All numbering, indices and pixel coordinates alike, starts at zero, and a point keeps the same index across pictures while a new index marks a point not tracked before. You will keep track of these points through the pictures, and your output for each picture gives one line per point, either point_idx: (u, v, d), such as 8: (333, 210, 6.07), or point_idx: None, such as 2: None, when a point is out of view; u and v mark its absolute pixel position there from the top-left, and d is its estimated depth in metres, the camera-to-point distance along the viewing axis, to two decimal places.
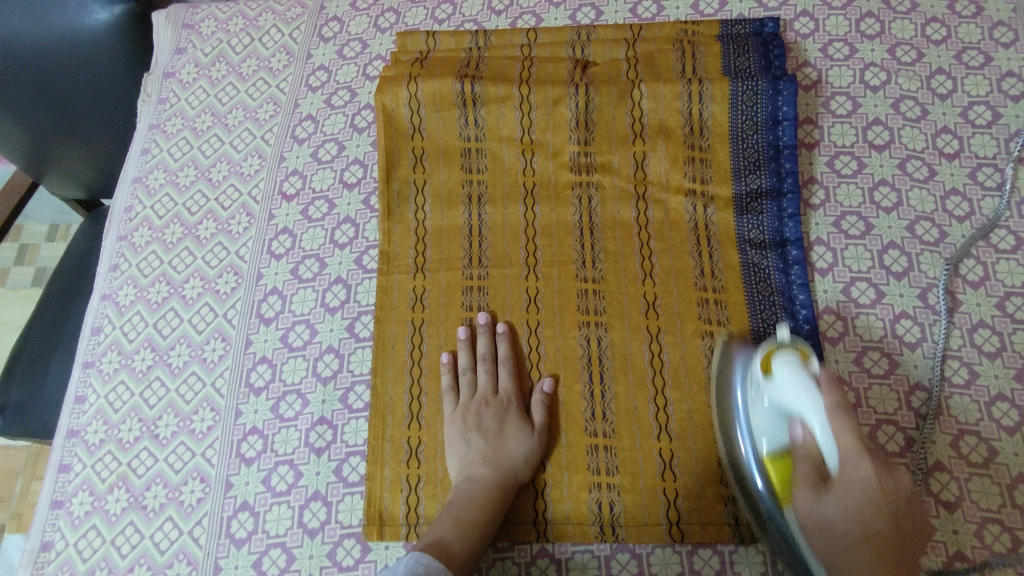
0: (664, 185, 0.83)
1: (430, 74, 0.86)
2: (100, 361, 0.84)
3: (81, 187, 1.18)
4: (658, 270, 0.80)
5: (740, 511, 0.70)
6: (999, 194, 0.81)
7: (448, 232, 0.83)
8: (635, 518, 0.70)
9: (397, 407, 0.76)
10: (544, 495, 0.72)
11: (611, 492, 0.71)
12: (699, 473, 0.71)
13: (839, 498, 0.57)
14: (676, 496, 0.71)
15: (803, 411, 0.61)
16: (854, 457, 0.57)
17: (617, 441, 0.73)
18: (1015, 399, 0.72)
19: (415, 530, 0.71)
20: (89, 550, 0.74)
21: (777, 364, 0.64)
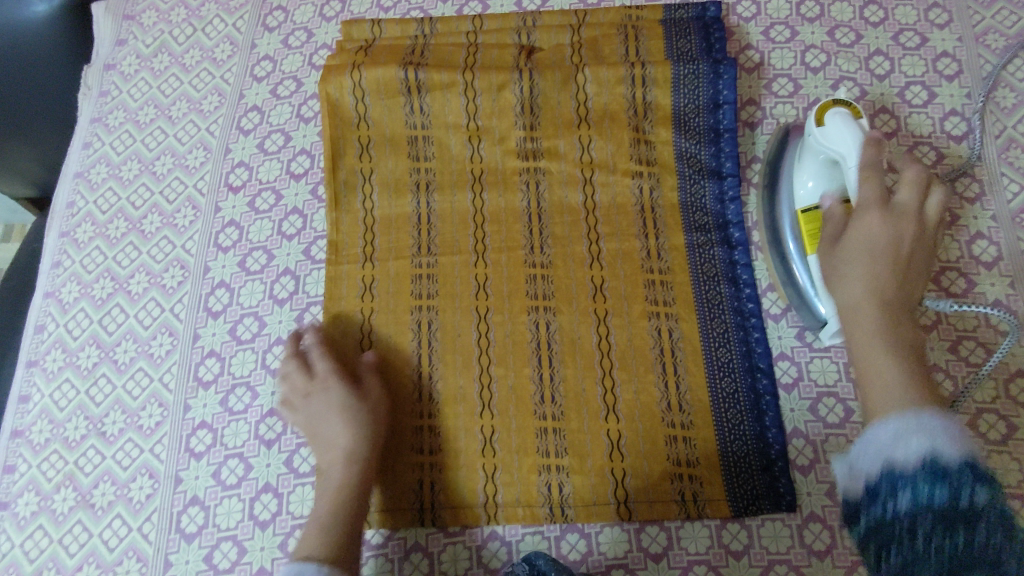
0: (610, 167, 0.83)
1: (373, 60, 0.85)
2: (44, 360, 0.82)
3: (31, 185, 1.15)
4: (605, 253, 0.80)
5: (686, 488, 0.71)
6: (934, 171, 0.83)
7: (396, 221, 0.83)
8: (584, 498, 0.71)
9: None
10: (494, 479, 0.72)
11: (560, 473, 0.72)
12: (646, 452, 0.72)
13: (847, 251, 0.63)
14: (624, 475, 0.72)
15: (844, 153, 0.69)
16: (864, 219, 0.63)
17: (565, 423, 0.74)
18: (948, 369, 0.74)
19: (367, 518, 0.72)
20: (36, 551, 0.74)
21: (826, 118, 0.71)
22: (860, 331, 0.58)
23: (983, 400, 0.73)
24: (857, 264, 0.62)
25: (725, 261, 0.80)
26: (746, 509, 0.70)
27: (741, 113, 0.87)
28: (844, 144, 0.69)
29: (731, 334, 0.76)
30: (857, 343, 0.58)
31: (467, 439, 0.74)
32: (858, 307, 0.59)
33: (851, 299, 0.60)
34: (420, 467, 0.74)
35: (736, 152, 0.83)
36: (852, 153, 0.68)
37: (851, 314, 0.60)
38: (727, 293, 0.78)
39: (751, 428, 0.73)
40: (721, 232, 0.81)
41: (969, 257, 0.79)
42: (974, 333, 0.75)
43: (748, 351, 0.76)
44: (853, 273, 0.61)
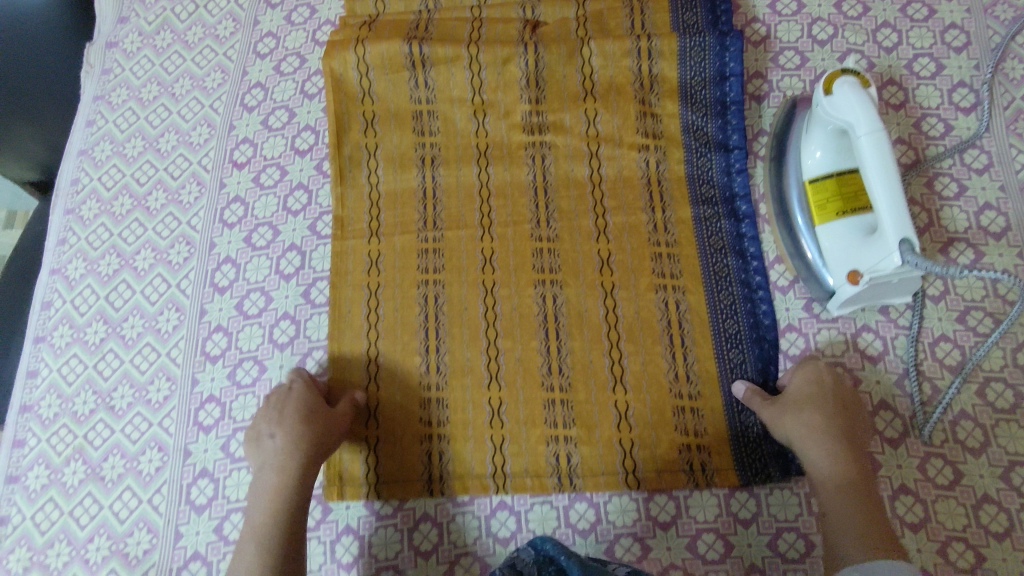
0: (616, 141, 0.83)
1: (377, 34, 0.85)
2: (52, 336, 0.82)
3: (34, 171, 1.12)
4: (612, 227, 0.80)
5: (694, 458, 0.71)
6: (942, 142, 0.82)
7: (402, 195, 0.83)
8: (592, 468, 0.72)
9: (355, 371, 0.76)
10: (502, 450, 0.73)
11: (568, 444, 0.72)
12: (654, 423, 0.72)
13: (790, 402, 0.69)
14: (632, 445, 0.72)
15: (853, 123, 0.68)
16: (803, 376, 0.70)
17: (573, 394, 0.74)
18: (957, 339, 0.74)
19: (376, 488, 0.73)
20: (47, 523, 0.74)
21: (835, 86, 0.70)
22: (843, 514, 0.62)
23: (990, 369, 0.73)
24: (804, 411, 0.67)
25: (732, 233, 0.80)
26: (754, 477, 0.70)
27: (747, 86, 0.87)
28: (853, 114, 0.68)
29: (738, 305, 0.77)
30: (834, 507, 0.63)
31: (475, 412, 0.74)
32: (831, 486, 0.64)
33: (827, 475, 0.64)
34: (429, 439, 0.74)
35: (742, 125, 0.83)
36: (863, 122, 0.67)
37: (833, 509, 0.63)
38: (734, 265, 0.78)
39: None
40: (727, 204, 0.82)
41: (977, 227, 0.78)
42: (982, 302, 0.75)
43: (755, 322, 0.76)
44: (804, 428, 0.67)
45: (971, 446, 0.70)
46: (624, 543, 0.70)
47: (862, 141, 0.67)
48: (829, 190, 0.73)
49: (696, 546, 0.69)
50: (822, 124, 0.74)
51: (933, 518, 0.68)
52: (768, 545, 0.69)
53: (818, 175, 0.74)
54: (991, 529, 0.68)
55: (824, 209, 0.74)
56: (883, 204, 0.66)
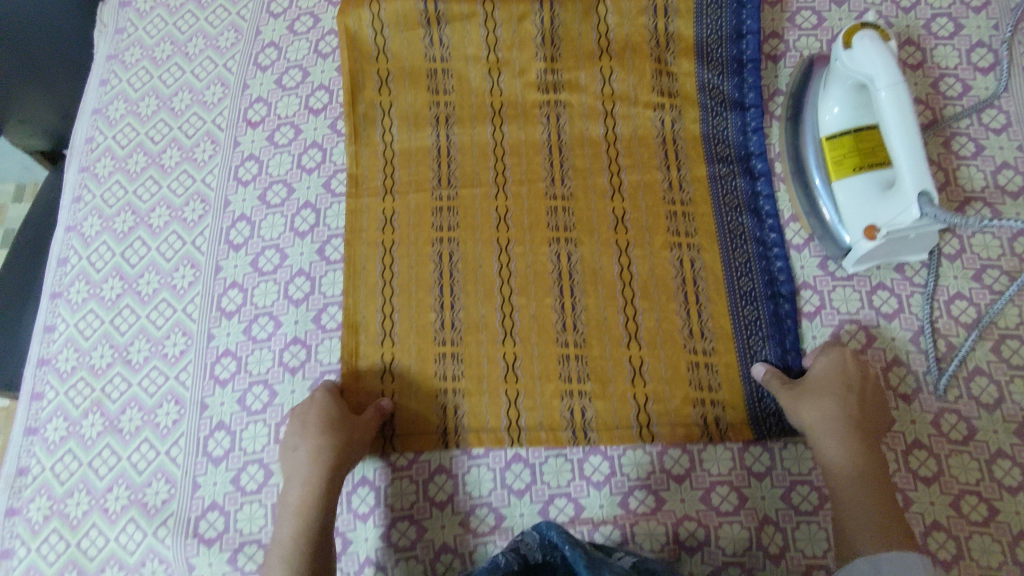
0: (632, 99, 0.83)
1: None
2: (68, 291, 0.82)
3: (46, 138, 1.12)
4: (626, 185, 0.80)
5: (708, 412, 0.71)
6: (960, 102, 0.82)
7: (416, 153, 0.83)
8: (606, 423, 0.72)
9: (370, 325, 0.76)
10: (517, 404, 0.72)
11: (583, 399, 0.72)
12: (669, 378, 0.72)
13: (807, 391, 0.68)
14: (646, 400, 0.72)
15: (873, 77, 0.68)
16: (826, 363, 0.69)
17: (587, 350, 0.74)
18: (972, 297, 0.74)
19: (392, 443, 0.72)
20: (67, 473, 0.75)
21: (853, 41, 0.70)
22: (854, 508, 0.61)
23: (1005, 326, 0.73)
24: (821, 398, 0.66)
25: (747, 190, 0.80)
26: (768, 430, 0.71)
27: (764, 45, 0.86)
28: (873, 67, 0.68)
29: (753, 262, 0.77)
30: (845, 500, 0.62)
31: (490, 366, 0.73)
32: (844, 477, 0.63)
33: (839, 466, 0.63)
34: (444, 393, 0.73)
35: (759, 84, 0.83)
36: (882, 75, 0.67)
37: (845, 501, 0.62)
38: (749, 223, 0.79)
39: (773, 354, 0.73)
40: (743, 163, 0.82)
41: (994, 187, 0.78)
42: (998, 261, 0.75)
43: (770, 279, 0.76)
44: (819, 416, 0.66)
45: (986, 402, 0.70)
46: (639, 495, 0.70)
47: (882, 94, 0.67)
48: (847, 146, 0.74)
49: (710, 498, 0.69)
50: (839, 80, 0.73)
51: (946, 472, 0.68)
52: (782, 497, 0.69)
53: (836, 132, 0.74)
54: (1004, 484, 0.68)
55: (842, 165, 0.74)
56: (903, 157, 0.66)
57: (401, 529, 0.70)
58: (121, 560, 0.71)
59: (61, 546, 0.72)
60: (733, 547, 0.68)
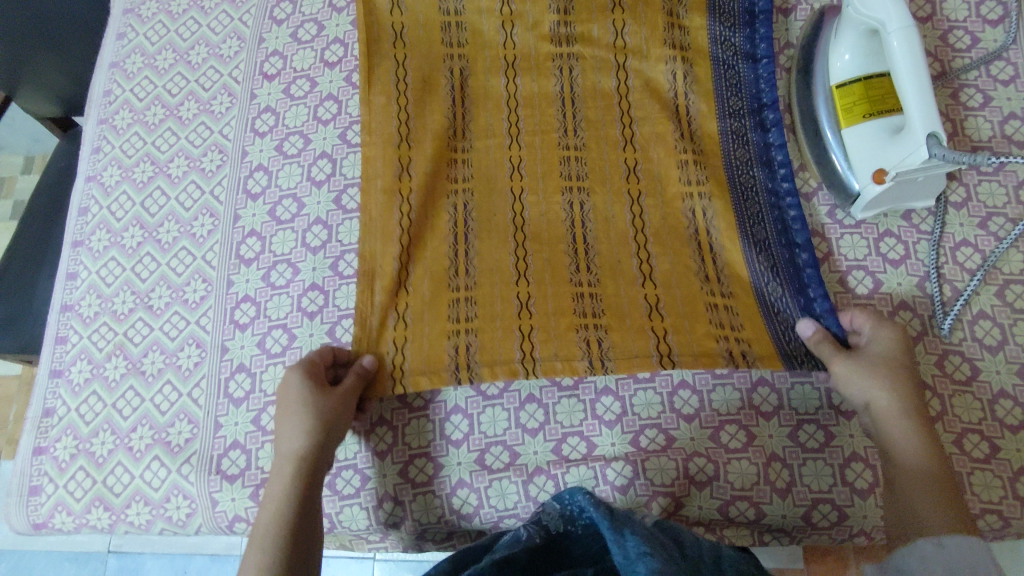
0: (644, 53, 0.84)
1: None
2: (89, 240, 0.84)
3: (58, 106, 1.12)
4: (639, 136, 0.81)
5: (733, 347, 0.71)
6: (968, 55, 0.83)
7: (429, 102, 0.82)
8: (625, 353, 0.70)
9: (385, 270, 0.75)
10: (531, 339, 0.71)
11: (598, 331, 0.71)
12: (686, 313, 0.72)
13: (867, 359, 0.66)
14: (665, 332, 0.71)
15: (884, 22, 0.70)
16: (879, 332, 0.68)
17: (601, 290, 0.74)
18: (978, 243, 0.75)
19: (402, 382, 0.71)
20: (91, 414, 0.77)
21: None
22: (919, 483, 0.59)
23: (1011, 272, 0.74)
24: (884, 368, 0.65)
25: (758, 141, 0.82)
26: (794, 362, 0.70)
27: None
28: (885, 12, 0.70)
29: (764, 209, 0.79)
30: (910, 474, 0.60)
31: (503, 305, 0.73)
32: (909, 451, 0.61)
33: (903, 439, 0.62)
34: (457, 332, 0.72)
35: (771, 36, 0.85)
36: (894, 19, 0.69)
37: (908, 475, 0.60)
38: (761, 176, 0.80)
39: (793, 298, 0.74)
40: (755, 116, 0.83)
41: (1001, 136, 0.79)
42: (1004, 209, 0.76)
43: (782, 226, 0.78)
44: (884, 384, 0.64)
45: (989, 344, 0.72)
46: (650, 434, 0.72)
47: (893, 37, 0.69)
48: (858, 93, 0.75)
49: (720, 437, 0.71)
50: (852, 30, 0.75)
51: (950, 412, 0.70)
52: (789, 436, 0.71)
53: (846, 81, 0.76)
54: (1007, 422, 0.70)
55: (852, 112, 0.75)
56: (913, 98, 0.67)
57: (419, 466, 0.72)
58: (146, 496, 0.73)
59: (87, 483, 0.74)
60: (741, 482, 0.70)
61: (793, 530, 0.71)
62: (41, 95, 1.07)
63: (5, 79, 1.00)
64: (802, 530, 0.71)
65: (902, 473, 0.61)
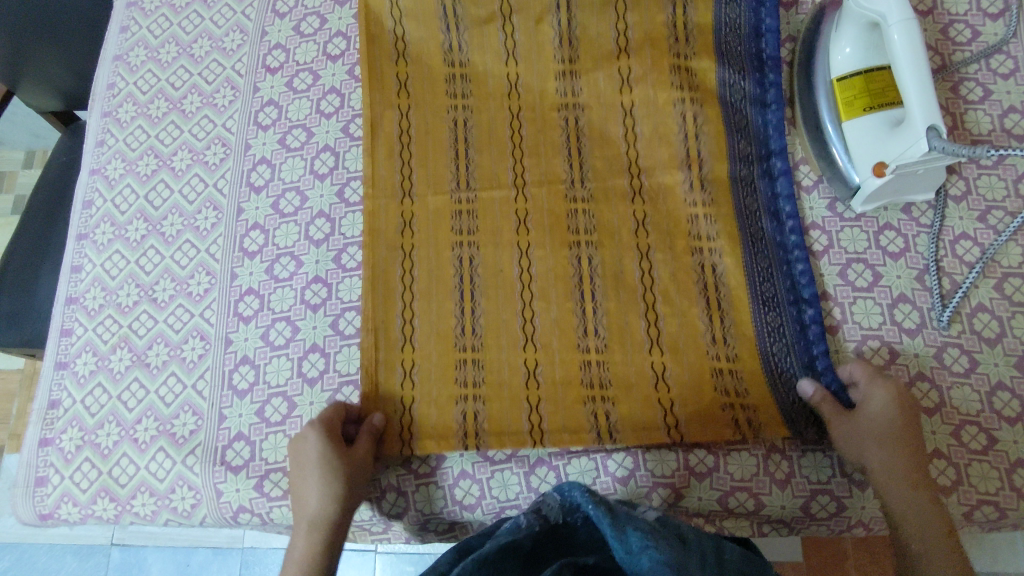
0: (651, 99, 0.81)
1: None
2: (94, 233, 0.85)
3: (61, 100, 1.13)
4: (648, 186, 0.78)
5: (739, 415, 0.70)
6: (968, 48, 0.83)
7: (433, 151, 0.80)
8: (633, 423, 0.70)
9: (389, 331, 0.73)
10: (539, 409, 0.71)
11: (606, 403, 0.71)
12: (693, 384, 0.71)
13: (864, 426, 0.66)
14: (671, 404, 0.70)
15: (886, 15, 0.71)
16: (876, 393, 0.66)
17: (609, 355, 0.72)
18: (977, 237, 0.76)
19: (409, 447, 0.70)
20: (96, 406, 0.77)
21: None
22: (926, 560, 0.59)
23: (1009, 265, 0.75)
24: (882, 436, 0.64)
25: (759, 128, 0.82)
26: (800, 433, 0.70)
27: None
28: (887, 5, 0.71)
29: (760, 201, 0.79)
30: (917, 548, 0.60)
31: (511, 373, 0.72)
32: (913, 523, 0.61)
33: (903, 508, 0.62)
34: (464, 400, 0.71)
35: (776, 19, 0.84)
36: (896, 12, 0.70)
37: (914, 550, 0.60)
38: (760, 175, 0.80)
39: (798, 357, 0.73)
40: (758, 107, 0.83)
41: (1001, 130, 0.79)
42: (1003, 203, 0.77)
43: (778, 218, 0.79)
44: (881, 453, 0.64)
45: (987, 337, 0.72)
46: None
47: (894, 29, 0.69)
48: (858, 86, 0.75)
49: None
50: (852, 23, 0.76)
51: (948, 404, 0.71)
52: None
53: (846, 74, 0.76)
54: (1004, 414, 0.70)
55: (852, 105, 0.75)
56: (914, 89, 0.68)
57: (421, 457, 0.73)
58: (151, 487, 0.74)
59: (93, 474, 0.75)
60: (740, 473, 0.70)
61: (792, 520, 0.71)
62: (45, 88, 1.08)
63: (8, 72, 1.00)
64: (800, 521, 0.72)
65: (907, 548, 0.61)
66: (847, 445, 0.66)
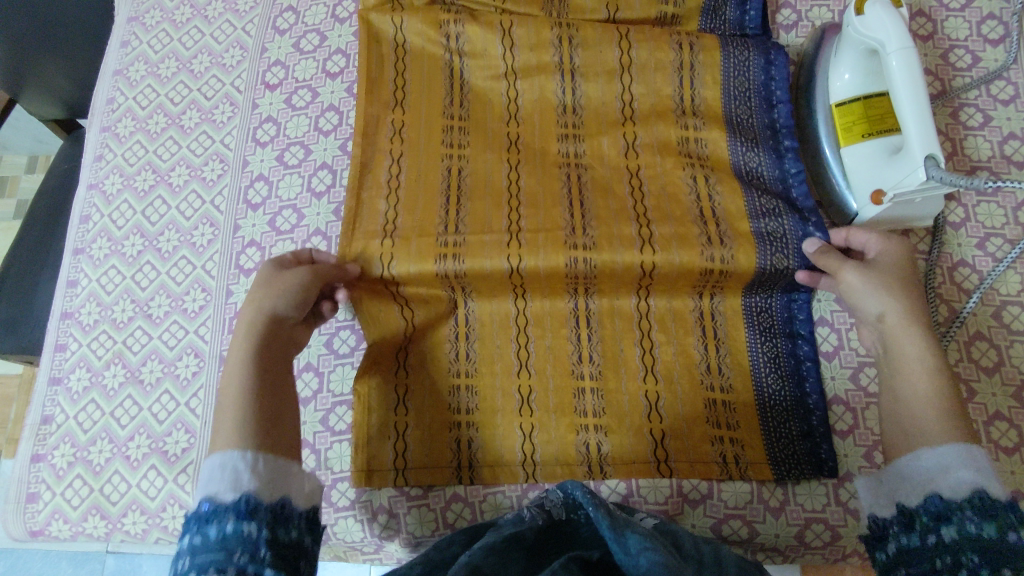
0: (658, 166, 0.77)
1: (414, 46, 0.83)
2: (90, 248, 0.85)
3: (63, 107, 1.12)
4: (658, 237, 0.71)
5: (728, 451, 0.70)
6: (968, 74, 0.83)
7: (423, 198, 0.75)
8: (623, 456, 0.70)
9: (384, 363, 0.73)
10: (532, 438, 0.71)
11: (598, 433, 0.71)
12: (686, 415, 0.71)
13: (885, 269, 0.64)
14: (663, 435, 0.70)
15: (885, 42, 0.70)
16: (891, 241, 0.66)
17: (603, 383, 0.72)
18: (975, 264, 0.75)
19: (404, 475, 0.71)
20: (89, 422, 0.77)
21: (868, 8, 0.72)
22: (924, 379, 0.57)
23: (1007, 292, 0.74)
24: (902, 276, 0.63)
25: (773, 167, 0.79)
26: (788, 472, 0.69)
27: (774, 16, 0.86)
28: (885, 33, 0.70)
29: (792, 252, 0.72)
30: (917, 369, 0.58)
31: (504, 399, 0.72)
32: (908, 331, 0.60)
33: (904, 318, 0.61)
34: (458, 427, 0.72)
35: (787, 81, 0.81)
36: (895, 39, 0.69)
37: (914, 367, 0.58)
38: (791, 224, 0.74)
39: (790, 391, 0.72)
40: (776, 163, 0.79)
41: (1000, 156, 0.79)
42: (1002, 230, 0.76)
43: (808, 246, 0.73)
44: (901, 289, 0.62)
45: (985, 365, 0.72)
46: None
47: (893, 58, 0.69)
48: (858, 113, 0.75)
49: None
50: (850, 48, 0.75)
51: None
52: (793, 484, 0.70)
53: (846, 99, 0.75)
54: (1001, 444, 0.70)
55: (850, 131, 0.75)
56: (912, 121, 0.68)
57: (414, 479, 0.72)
58: (142, 504, 0.74)
59: (85, 491, 0.75)
60: (734, 501, 0.70)
61: (786, 548, 0.71)
62: (48, 97, 1.07)
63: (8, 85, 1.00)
64: (795, 549, 0.71)
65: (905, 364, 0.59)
66: (867, 281, 0.64)
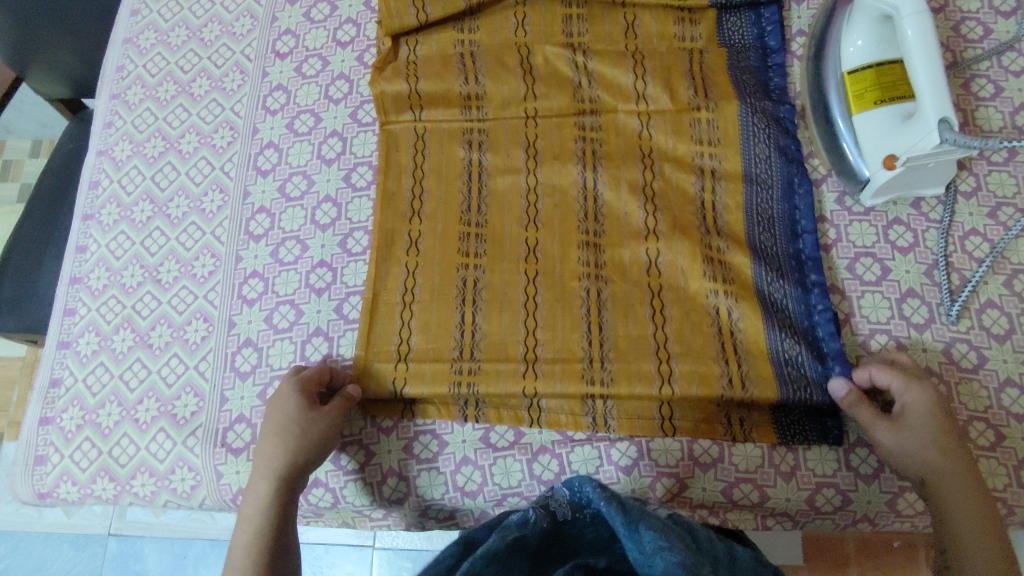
0: (680, 286, 0.73)
1: (435, 135, 0.81)
2: (100, 214, 0.85)
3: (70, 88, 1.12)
4: (678, 376, 0.68)
5: (732, 413, 0.70)
6: (980, 44, 0.82)
7: (436, 319, 0.72)
8: (628, 411, 0.69)
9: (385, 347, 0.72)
10: None
11: None
12: None
13: (912, 425, 0.62)
14: None
15: (898, 8, 0.71)
16: (914, 385, 0.64)
17: None
18: (987, 233, 0.75)
19: (412, 410, 0.72)
20: (98, 386, 0.77)
21: None
22: (973, 543, 0.57)
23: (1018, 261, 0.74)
24: (930, 431, 0.62)
25: (782, 205, 0.78)
26: (794, 436, 0.70)
27: None
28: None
29: (815, 395, 0.69)
30: (965, 533, 0.58)
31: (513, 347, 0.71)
32: (947, 490, 0.60)
33: (939, 476, 0.60)
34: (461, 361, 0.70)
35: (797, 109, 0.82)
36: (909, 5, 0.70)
37: (961, 528, 0.58)
38: (813, 373, 0.70)
39: None
40: (801, 298, 0.74)
41: (1011, 127, 0.79)
42: (1013, 199, 0.76)
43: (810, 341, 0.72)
44: (931, 446, 0.61)
45: (996, 333, 0.72)
46: None
47: (906, 20, 0.69)
48: (869, 79, 0.75)
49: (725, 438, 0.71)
50: (861, 16, 0.75)
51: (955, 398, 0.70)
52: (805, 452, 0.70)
53: (857, 68, 0.75)
54: (1012, 411, 0.70)
55: (862, 99, 0.75)
56: (923, 81, 0.68)
57: (424, 442, 0.72)
58: (151, 467, 0.73)
59: (93, 454, 0.75)
60: (745, 464, 0.70)
61: (796, 514, 0.71)
62: (55, 75, 1.07)
63: (17, 62, 1.00)
64: (805, 515, 0.71)
65: (950, 523, 0.59)
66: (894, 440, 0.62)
